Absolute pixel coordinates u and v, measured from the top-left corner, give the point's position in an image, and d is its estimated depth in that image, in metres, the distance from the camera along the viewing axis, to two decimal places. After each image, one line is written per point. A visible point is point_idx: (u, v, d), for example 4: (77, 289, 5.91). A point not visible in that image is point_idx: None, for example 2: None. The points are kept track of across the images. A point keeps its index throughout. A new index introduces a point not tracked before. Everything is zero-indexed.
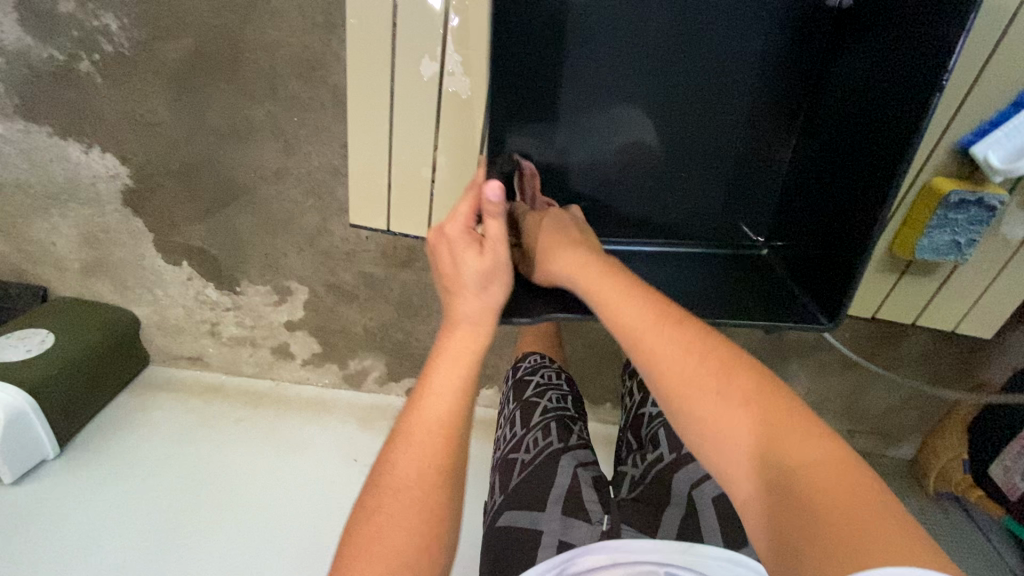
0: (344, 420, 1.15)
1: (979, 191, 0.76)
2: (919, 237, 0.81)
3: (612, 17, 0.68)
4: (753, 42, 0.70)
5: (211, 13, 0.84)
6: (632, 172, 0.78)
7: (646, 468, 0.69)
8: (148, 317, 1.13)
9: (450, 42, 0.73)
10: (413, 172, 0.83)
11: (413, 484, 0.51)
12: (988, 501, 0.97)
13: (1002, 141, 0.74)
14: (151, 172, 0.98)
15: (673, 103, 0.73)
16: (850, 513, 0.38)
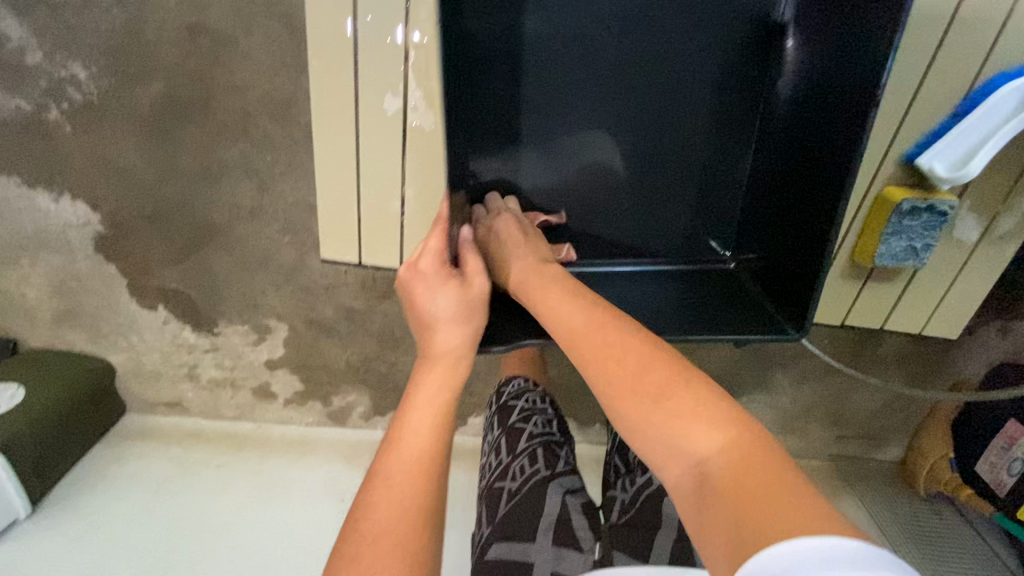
0: (329, 458, 1.12)
1: (929, 198, 0.73)
2: (877, 246, 0.76)
3: (567, 41, 0.67)
4: (704, 57, 0.69)
5: (180, 59, 0.83)
6: (591, 196, 0.75)
7: (636, 494, 0.63)
8: (125, 363, 1.11)
9: (411, 78, 0.71)
10: (382, 205, 0.79)
11: (392, 528, 0.43)
12: (978, 500, 0.97)
13: (949, 149, 0.70)
14: (123, 218, 0.96)
15: (629, 121, 0.72)
16: (748, 490, 0.35)
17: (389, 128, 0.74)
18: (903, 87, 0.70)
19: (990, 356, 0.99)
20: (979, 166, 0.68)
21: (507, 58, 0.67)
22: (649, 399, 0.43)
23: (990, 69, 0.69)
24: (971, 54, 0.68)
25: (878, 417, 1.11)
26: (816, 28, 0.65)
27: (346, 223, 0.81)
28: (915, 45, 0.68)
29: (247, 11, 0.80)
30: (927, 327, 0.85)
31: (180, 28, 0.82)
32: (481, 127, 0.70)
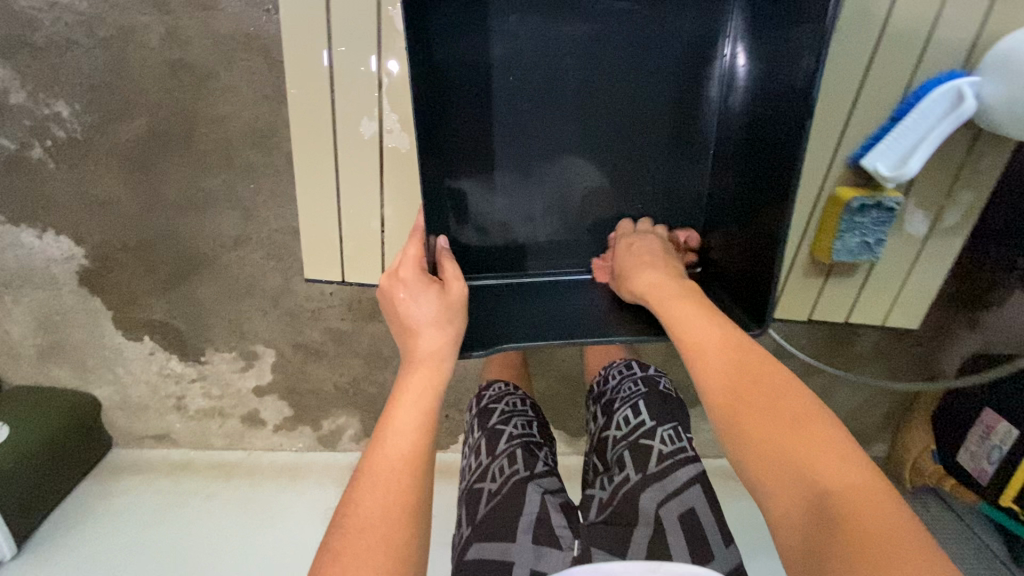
0: (321, 482, 1.12)
1: (876, 196, 0.76)
2: (833, 242, 0.80)
3: (529, 63, 0.70)
4: (659, 76, 0.72)
5: (163, 93, 0.86)
6: (563, 212, 0.78)
7: (613, 492, 0.63)
8: (111, 397, 1.10)
9: (386, 102, 0.74)
10: (363, 224, 0.81)
11: (377, 521, 0.45)
12: (961, 488, 1.00)
13: (889, 150, 0.73)
14: (108, 251, 0.97)
15: (591, 138, 0.75)
16: (875, 536, 0.39)
17: (367, 150, 0.76)
18: (844, 91, 0.74)
19: (965, 349, 1.02)
20: (920, 164, 0.71)
21: (474, 81, 0.70)
22: (775, 421, 0.47)
23: (926, 72, 0.73)
24: (906, 58, 0.72)
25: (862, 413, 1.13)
26: (759, 47, 0.68)
27: (326, 244, 0.83)
28: (854, 52, 0.72)
29: (227, 46, 0.82)
30: (889, 319, 0.88)
31: (162, 64, 0.84)
32: (451, 149, 0.72)
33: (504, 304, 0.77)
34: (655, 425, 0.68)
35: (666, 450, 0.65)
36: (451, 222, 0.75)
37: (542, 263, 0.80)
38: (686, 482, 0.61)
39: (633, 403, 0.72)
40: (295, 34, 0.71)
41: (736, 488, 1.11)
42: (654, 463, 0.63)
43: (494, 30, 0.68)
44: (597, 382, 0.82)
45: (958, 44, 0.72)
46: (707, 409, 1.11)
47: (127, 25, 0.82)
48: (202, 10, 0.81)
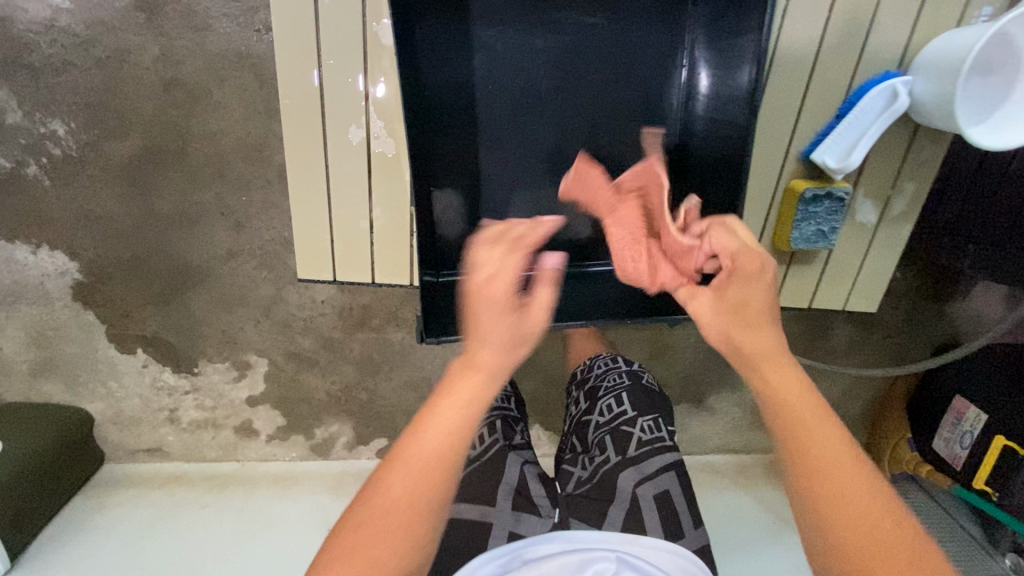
0: (314, 490, 1.13)
1: (826, 186, 0.80)
2: (790, 231, 0.83)
3: (506, 69, 0.74)
4: (623, 84, 0.76)
5: (157, 111, 0.89)
6: (541, 210, 0.81)
7: (592, 472, 0.72)
8: (104, 411, 1.11)
9: (372, 111, 0.78)
10: (351, 227, 0.84)
11: (401, 507, 0.45)
12: (936, 474, 1.03)
13: (834, 144, 0.78)
14: (101, 265, 0.99)
15: (562, 144, 0.78)
16: None
17: (352, 156, 0.80)
18: (796, 85, 0.79)
19: (935, 339, 1.07)
20: (862, 154, 0.77)
21: (454, 89, 0.74)
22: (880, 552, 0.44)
23: (870, 67, 0.78)
24: (851, 53, 0.77)
25: (842, 406, 1.17)
26: (716, 58, 0.74)
27: (315, 246, 0.86)
28: (804, 49, 0.77)
29: (219, 64, 0.86)
30: (849, 303, 0.91)
31: (155, 83, 0.87)
32: (433, 154, 0.75)
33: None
34: (636, 415, 0.75)
35: (644, 438, 0.72)
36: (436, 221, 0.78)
37: None
38: (660, 467, 0.69)
39: (617, 393, 0.79)
40: (283, 48, 0.74)
41: (722, 483, 1.14)
42: (633, 447, 0.71)
43: (474, 42, 0.73)
44: (582, 369, 0.87)
45: (899, 40, 0.77)
46: (692, 406, 1.14)
47: (121, 46, 0.85)
48: (194, 30, 0.84)
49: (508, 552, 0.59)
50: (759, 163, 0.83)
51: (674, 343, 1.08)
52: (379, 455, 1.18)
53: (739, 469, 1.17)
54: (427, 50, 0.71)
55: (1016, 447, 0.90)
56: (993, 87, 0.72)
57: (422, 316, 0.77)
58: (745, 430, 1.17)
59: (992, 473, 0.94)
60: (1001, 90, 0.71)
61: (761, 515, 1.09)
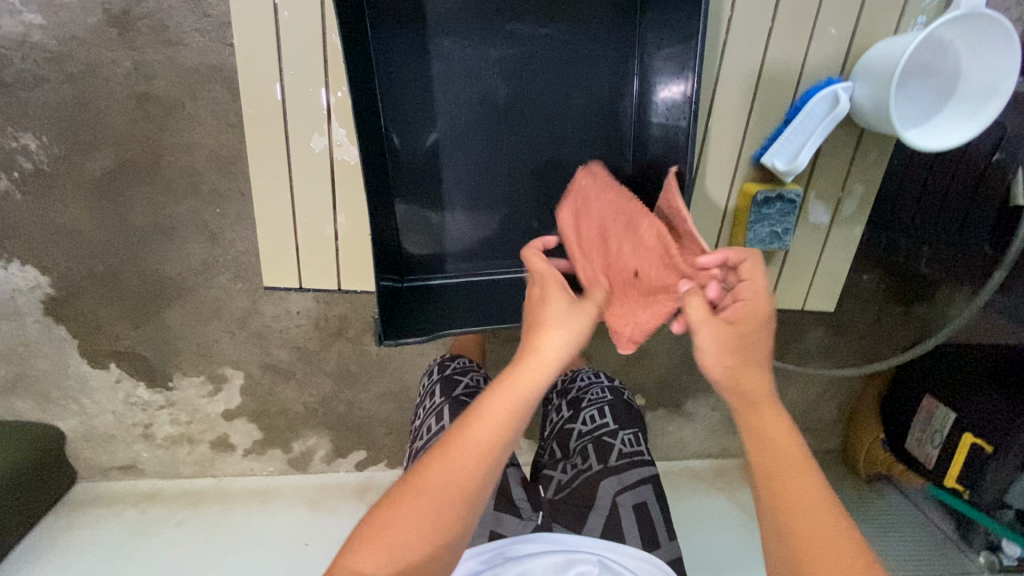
0: (291, 504, 1.12)
1: (777, 188, 0.82)
2: (745, 233, 0.85)
3: (463, 77, 0.76)
4: (578, 92, 0.79)
5: (130, 124, 0.89)
6: (504, 213, 0.83)
7: (572, 477, 0.74)
8: (75, 429, 1.09)
9: (333, 118, 0.79)
10: (315, 233, 0.85)
11: (443, 493, 0.46)
12: (909, 473, 1.06)
13: (783, 146, 0.80)
14: (73, 279, 0.98)
15: (518, 151, 0.80)
16: None
17: (317, 165, 0.81)
18: (745, 89, 0.81)
19: (903, 339, 1.09)
20: (808, 157, 0.79)
21: (413, 100, 0.76)
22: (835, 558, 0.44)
23: (814, 70, 0.81)
24: (794, 56, 0.80)
25: (816, 409, 1.18)
26: (664, 67, 0.76)
27: (280, 253, 0.86)
28: (749, 55, 0.80)
29: (191, 78, 0.87)
30: (808, 303, 0.93)
31: (128, 97, 0.87)
32: (394, 164, 0.78)
33: (459, 298, 0.84)
34: (617, 428, 0.79)
35: (625, 450, 0.76)
36: (398, 227, 0.81)
37: (490, 263, 0.85)
38: (639, 479, 0.72)
39: (600, 405, 0.83)
40: (246, 60, 0.76)
41: (701, 488, 1.15)
42: (614, 457, 0.75)
43: (432, 54, 0.75)
44: (564, 379, 0.92)
45: (841, 43, 0.80)
46: (669, 412, 1.15)
47: (94, 61, 0.85)
48: (166, 45, 0.85)
49: (493, 548, 0.63)
50: (711, 166, 0.85)
51: (648, 348, 1.09)
52: (358, 468, 1.17)
53: (717, 474, 1.17)
54: (385, 62, 0.74)
55: (983, 444, 0.92)
56: (927, 90, 0.75)
57: (379, 318, 0.76)
58: (722, 435, 1.18)
59: (963, 471, 0.95)
60: (940, 91, 0.74)
61: (740, 518, 1.10)
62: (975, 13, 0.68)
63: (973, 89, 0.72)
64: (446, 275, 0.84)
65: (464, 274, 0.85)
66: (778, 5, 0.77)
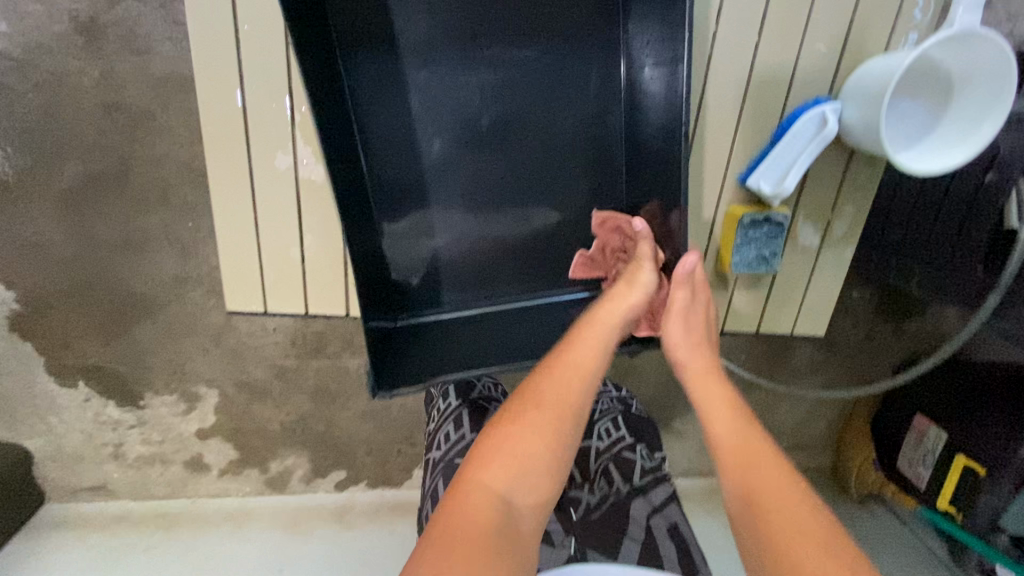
0: (268, 528, 1.08)
1: (765, 211, 0.81)
2: (730, 256, 0.84)
3: (444, 94, 0.73)
4: (566, 107, 0.76)
5: (98, 135, 0.85)
6: (493, 235, 0.80)
7: (601, 500, 0.73)
8: (43, 448, 1.05)
9: (299, 136, 0.77)
10: (282, 254, 0.83)
11: (549, 406, 0.58)
12: (902, 495, 1.04)
13: (771, 169, 0.78)
14: (39, 294, 0.94)
15: (509, 176, 0.78)
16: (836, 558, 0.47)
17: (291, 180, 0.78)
18: (730, 106, 0.80)
19: (895, 355, 1.06)
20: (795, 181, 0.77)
21: (389, 125, 0.73)
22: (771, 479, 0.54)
23: (800, 87, 0.79)
24: (779, 72, 0.78)
25: (807, 426, 1.16)
26: (651, 89, 0.73)
27: (244, 276, 0.84)
28: (735, 70, 0.78)
29: (163, 88, 0.83)
30: (797, 327, 0.92)
31: (96, 107, 0.84)
32: (372, 187, 0.75)
33: (458, 334, 0.81)
34: (634, 441, 0.79)
35: (647, 466, 0.76)
36: (386, 254, 0.77)
37: (484, 290, 0.82)
38: (666, 498, 0.72)
39: (612, 417, 0.82)
40: (214, 75, 0.73)
41: (690, 508, 1.12)
42: (638, 477, 0.75)
43: (408, 78, 0.72)
44: None
45: (828, 59, 0.78)
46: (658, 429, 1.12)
47: (60, 70, 0.81)
48: (136, 54, 0.81)
49: None
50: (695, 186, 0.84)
51: (636, 365, 1.06)
52: (338, 489, 1.14)
53: (707, 493, 1.15)
54: (356, 86, 0.71)
55: (975, 466, 0.90)
56: (919, 112, 0.74)
57: (371, 369, 0.72)
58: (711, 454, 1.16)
59: (955, 494, 0.93)
60: (931, 111, 0.73)
61: (730, 540, 1.07)
62: (967, 33, 0.66)
63: (966, 108, 0.70)
64: (441, 308, 0.81)
65: (456, 308, 0.82)
66: (765, 22, 0.76)
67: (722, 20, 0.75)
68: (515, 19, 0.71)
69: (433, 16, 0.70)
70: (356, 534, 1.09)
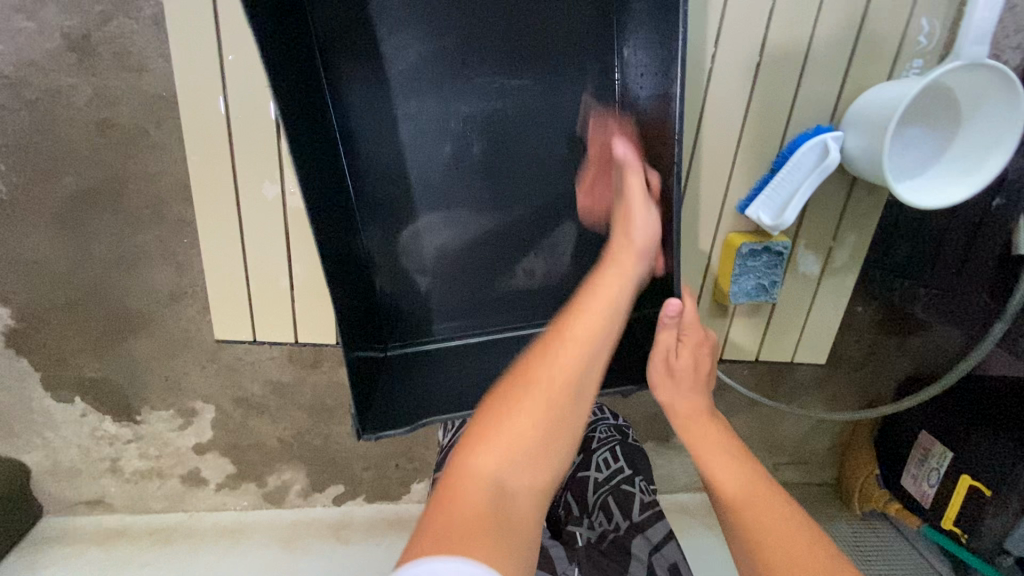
0: (265, 543, 1.08)
1: (765, 241, 0.80)
2: (729, 285, 0.83)
3: (436, 116, 0.72)
4: (560, 126, 0.75)
5: (91, 151, 0.85)
6: (484, 258, 0.79)
7: (601, 535, 0.74)
8: (40, 463, 1.05)
9: (287, 165, 0.77)
10: (270, 281, 0.84)
11: (552, 376, 0.54)
12: (906, 513, 1.02)
13: (768, 200, 0.78)
14: (34, 310, 0.94)
15: (502, 205, 0.77)
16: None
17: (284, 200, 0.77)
18: (730, 124, 0.78)
19: (900, 370, 1.02)
20: (794, 214, 0.77)
21: (379, 156, 0.72)
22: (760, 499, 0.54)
23: (802, 105, 0.77)
24: (781, 89, 0.76)
25: (809, 442, 1.14)
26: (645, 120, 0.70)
27: (234, 303, 0.85)
28: (736, 87, 0.76)
29: (156, 105, 0.83)
30: (796, 355, 0.92)
31: (89, 124, 0.83)
32: (360, 211, 0.74)
33: (449, 361, 0.80)
34: (632, 474, 0.81)
35: (645, 501, 0.77)
36: (378, 286, 0.77)
37: (477, 318, 0.81)
38: (666, 535, 0.73)
39: (611, 446, 0.84)
40: (208, 97, 0.73)
41: (690, 524, 1.11)
42: (637, 512, 0.76)
43: (397, 111, 0.71)
44: None
45: (832, 76, 0.76)
46: (658, 445, 1.11)
47: (52, 87, 0.81)
48: (129, 71, 0.81)
49: None
50: (692, 204, 0.82)
51: None
52: (336, 503, 1.13)
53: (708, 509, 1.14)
54: (346, 119, 0.70)
55: (981, 487, 0.89)
56: (920, 142, 0.73)
57: (356, 413, 0.67)
58: None
59: (959, 514, 0.92)
60: (937, 142, 0.72)
61: (731, 558, 1.06)
62: (976, 63, 0.65)
63: (977, 137, 0.70)
64: (432, 338, 0.81)
65: (449, 336, 0.81)
66: (766, 39, 0.74)
67: (722, 35, 0.73)
68: (506, 49, 0.71)
69: (423, 48, 0.69)
70: (353, 550, 1.08)
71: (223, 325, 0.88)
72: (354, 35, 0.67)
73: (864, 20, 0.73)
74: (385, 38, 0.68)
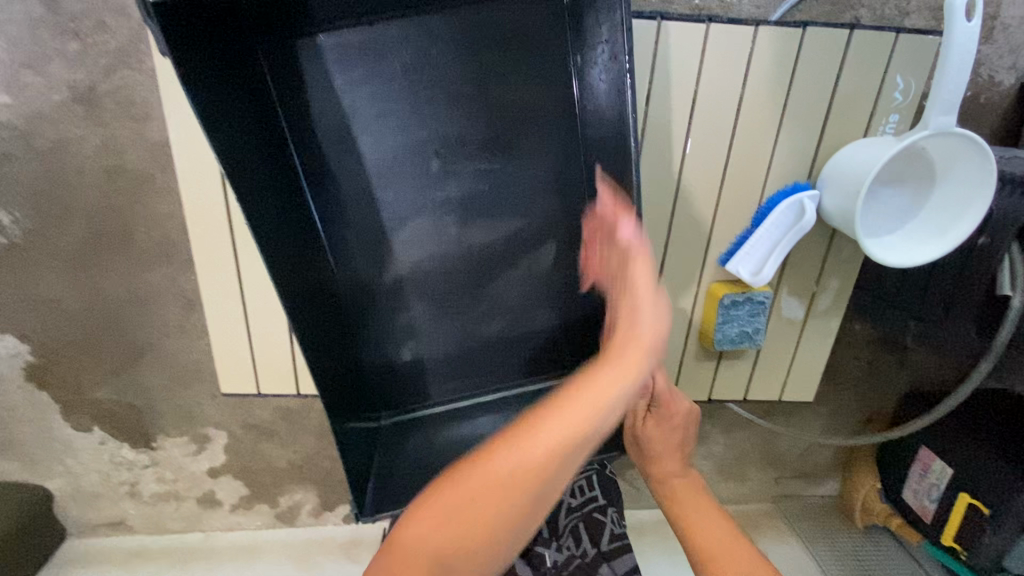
0: (279, 561, 1.11)
1: (746, 291, 0.82)
2: (714, 332, 0.85)
3: (413, 167, 0.73)
4: (530, 162, 0.74)
5: (100, 197, 0.88)
6: (467, 315, 0.80)
7: (567, 560, 0.79)
8: (62, 487, 1.09)
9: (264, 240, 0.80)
10: (273, 322, 0.87)
11: (517, 471, 0.46)
12: (908, 530, 1.03)
13: (748, 256, 0.79)
14: (51, 345, 0.98)
15: (484, 276, 0.79)
16: None
17: None
18: (715, 163, 0.78)
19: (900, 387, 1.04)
20: (771, 270, 0.79)
21: (365, 241, 0.74)
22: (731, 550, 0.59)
23: (789, 140, 0.77)
24: (767, 126, 0.76)
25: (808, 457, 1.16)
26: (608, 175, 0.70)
27: (236, 355, 0.89)
28: (721, 126, 0.76)
29: (161, 152, 0.85)
30: (786, 393, 0.94)
31: (98, 171, 0.86)
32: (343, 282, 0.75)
33: (444, 427, 0.82)
34: (606, 504, 0.84)
35: (616, 531, 0.82)
36: (364, 353, 0.78)
37: (466, 378, 0.83)
38: (631, 569, 0.79)
39: (587, 474, 0.86)
40: (208, 156, 0.76)
41: None
42: (606, 542, 0.81)
43: (373, 178, 0.72)
44: None
45: (816, 114, 0.76)
46: None
47: (61, 138, 0.84)
48: (134, 120, 0.83)
49: None
50: (680, 240, 0.83)
51: None
52: (347, 521, 1.17)
53: None
54: (328, 186, 0.71)
55: (980, 505, 0.89)
56: (900, 196, 0.75)
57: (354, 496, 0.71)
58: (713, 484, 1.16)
59: (959, 533, 0.92)
60: (914, 200, 0.74)
61: None
62: (952, 132, 0.66)
63: (949, 202, 0.72)
64: (431, 404, 0.83)
65: (445, 399, 0.84)
66: (748, 81, 0.74)
67: (702, 74, 0.73)
68: (476, 106, 0.71)
69: (388, 102, 0.69)
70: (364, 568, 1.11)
71: (227, 378, 0.93)
72: (329, 124, 0.69)
73: (846, 59, 0.73)
74: (361, 130, 0.70)
